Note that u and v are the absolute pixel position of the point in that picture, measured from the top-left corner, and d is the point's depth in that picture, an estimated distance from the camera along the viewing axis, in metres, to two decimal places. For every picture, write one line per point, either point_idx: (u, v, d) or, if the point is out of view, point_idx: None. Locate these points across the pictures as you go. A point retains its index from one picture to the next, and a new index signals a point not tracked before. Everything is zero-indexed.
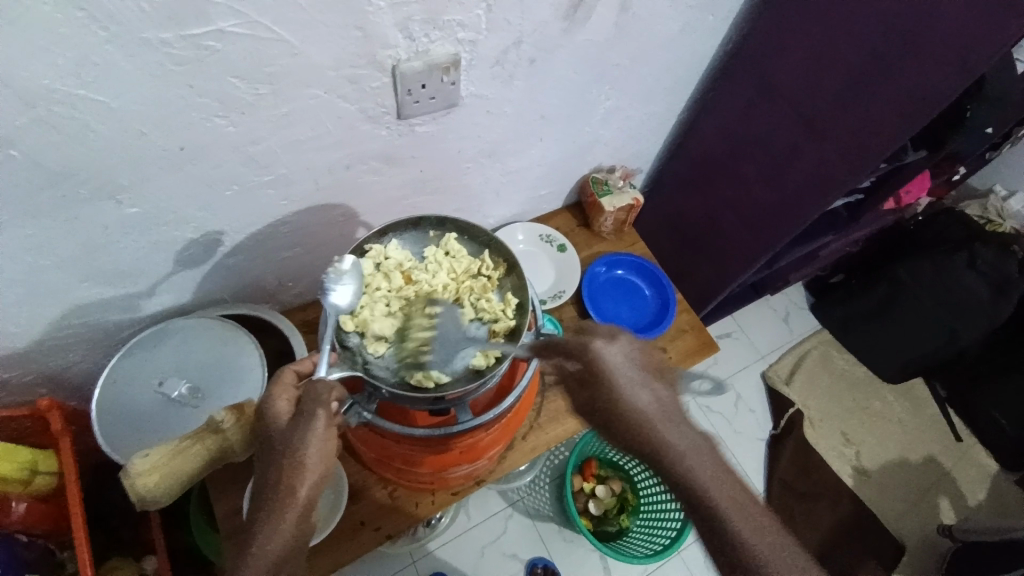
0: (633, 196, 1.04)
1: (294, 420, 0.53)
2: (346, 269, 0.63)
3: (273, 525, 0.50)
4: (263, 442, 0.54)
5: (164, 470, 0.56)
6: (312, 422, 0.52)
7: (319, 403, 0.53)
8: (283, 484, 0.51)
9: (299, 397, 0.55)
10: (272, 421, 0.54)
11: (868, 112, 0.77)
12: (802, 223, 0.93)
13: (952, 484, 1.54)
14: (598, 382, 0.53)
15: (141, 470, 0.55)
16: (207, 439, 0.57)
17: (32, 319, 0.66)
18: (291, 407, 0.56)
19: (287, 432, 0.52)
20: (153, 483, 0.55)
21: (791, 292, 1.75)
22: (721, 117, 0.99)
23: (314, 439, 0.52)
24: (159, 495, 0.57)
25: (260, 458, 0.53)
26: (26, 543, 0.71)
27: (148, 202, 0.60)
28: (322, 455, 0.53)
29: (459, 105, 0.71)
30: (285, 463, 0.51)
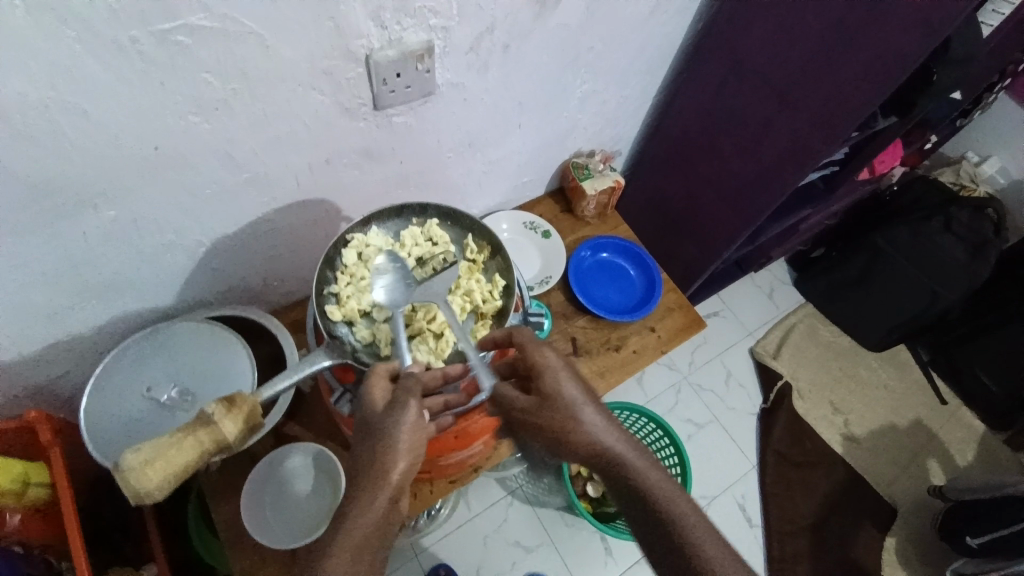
0: (614, 178, 1.05)
1: (388, 409, 0.56)
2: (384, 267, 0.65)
3: (365, 506, 0.53)
4: (361, 426, 0.57)
5: (163, 460, 0.51)
6: (406, 414, 0.55)
7: (410, 396, 0.56)
8: (377, 471, 0.54)
9: (395, 388, 0.57)
10: (369, 408, 0.56)
11: (839, 82, 0.79)
12: (779, 196, 0.95)
13: (940, 445, 1.58)
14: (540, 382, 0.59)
15: (137, 461, 0.50)
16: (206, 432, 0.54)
17: (15, 334, 0.65)
18: (386, 396, 0.57)
19: (381, 420, 0.55)
20: (152, 475, 0.50)
21: (775, 268, 1.78)
22: (694, 97, 1.00)
23: (406, 429, 0.55)
24: (157, 490, 0.51)
25: (359, 440, 0.56)
26: (25, 556, 0.72)
27: (127, 208, 0.60)
28: (411, 443, 0.55)
29: (436, 93, 0.71)
30: (379, 448, 0.54)
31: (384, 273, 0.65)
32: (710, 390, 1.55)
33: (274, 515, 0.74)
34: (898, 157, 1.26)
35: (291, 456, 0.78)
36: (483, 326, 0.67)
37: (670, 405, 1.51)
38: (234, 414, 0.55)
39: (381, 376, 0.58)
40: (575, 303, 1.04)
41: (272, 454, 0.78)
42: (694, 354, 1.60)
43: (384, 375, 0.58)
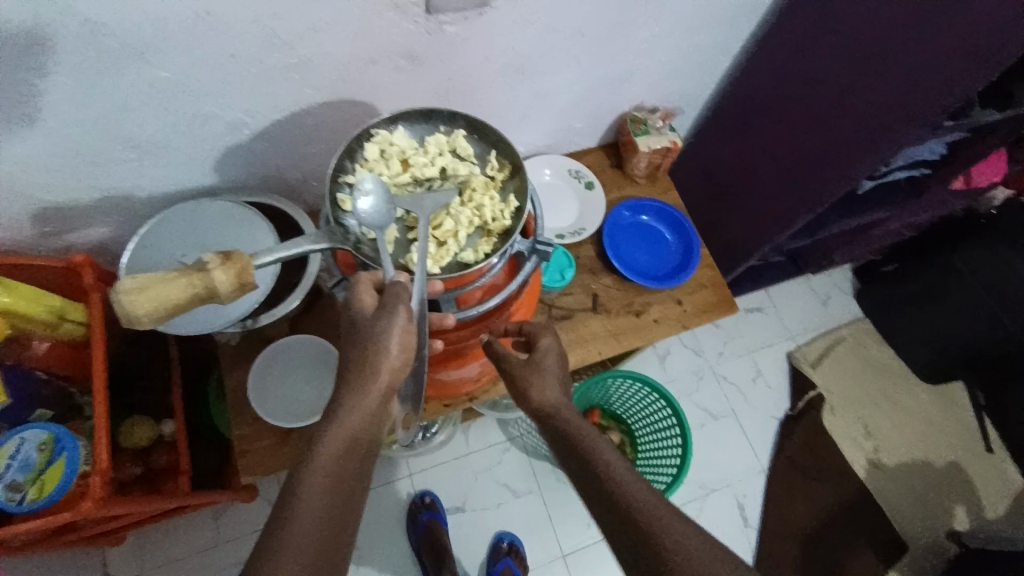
0: (671, 139, 1.00)
1: (375, 312, 0.54)
2: (367, 186, 0.61)
3: (355, 400, 0.53)
4: (349, 328, 0.55)
5: (154, 292, 0.53)
6: (394, 316, 0.53)
7: (399, 300, 0.54)
8: (363, 370, 0.52)
9: (383, 291, 0.55)
10: (357, 311, 0.55)
11: (934, 53, 0.70)
12: (848, 175, 0.88)
13: (972, 493, 1.46)
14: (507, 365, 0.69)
15: (131, 288, 0.52)
16: (194, 276, 0.53)
17: (71, 178, 0.71)
18: (374, 300, 0.56)
19: (370, 321, 0.53)
20: (141, 304, 0.52)
21: (835, 274, 1.66)
22: (771, 57, 0.92)
23: (394, 332, 0.53)
24: (146, 317, 0.53)
25: (346, 341, 0.54)
26: (46, 381, 0.78)
27: (177, 71, 0.62)
28: (403, 346, 0.53)
29: (491, 6, 0.69)
30: (369, 347, 0.52)
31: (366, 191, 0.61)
32: (734, 384, 1.49)
33: (272, 397, 0.79)
34: (998, 170, 1.18)
35: (298, 346, 0.83)
36: (487, 242, 0.65)
37: (689, 390, 1.47)
38: (226, 267, 0.54)
39: (368, 283, 0.56)
40: (604, 260, 1.02)
41: (276, 343, 0.82)
42: (725, 345, 1.54)
43: (370, 283, 0.57)
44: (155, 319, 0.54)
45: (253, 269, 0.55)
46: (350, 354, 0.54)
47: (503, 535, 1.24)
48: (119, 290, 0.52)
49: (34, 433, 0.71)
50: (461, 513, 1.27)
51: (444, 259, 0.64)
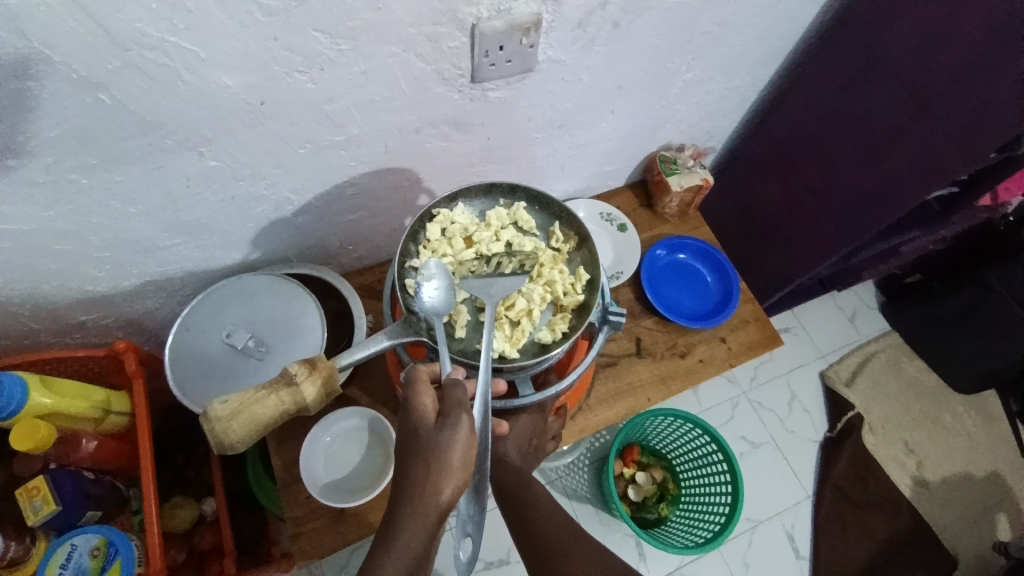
0: (703, 176, 0.98)
1: (439, 421, 0.51)
2: (432, 273, 0.60)
3: (416, 522, 0.48)
4: (405, 434, 0.52)
5: (245, 415, 0.52)
6: (458, 428, 0.49)
7: (462, 409, 0.51)
8: (426, 489, 0.48)
9: (444, 395, 0.53)
10: (418, 417, 0.51)
11: (989, 96, 0.70)
12: (893, 215, 0.87)
13: (1012, 503, 1.45)
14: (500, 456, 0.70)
15: (224, 415, 0.51)
16: (282, 389, 0.54)
17: (114, 265, 0.69)
18: (435, 404, 0.53)
19: (432, 432, 0.50)
20: (235, 429, 0.51)
21: (860, 290, 1.65)
22: (811, 92, 0.91)
23: (455, 447, 0.49)
24: (239, 442, 0.53)
25: (403, 453, 0.51)
26: (95, 479, 0.74)
27: (227, 156, 0.61)
28: (465, 460, 0.49)
29: (535, 70, 0.68)
30: (430, 462, 0.48)
31: (432, 279, 0.59)
32: (771, 410, 1.47)
33: (327, 474, 0.77)
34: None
35: (347, 417, 0.80)
36: (562, 319, 0.65)
37: (725, 418, 1.44)
38: (314, 376, 0.54)
39: (426, 380, 0.54)
40: (644, 302, 1.00)
41: (324, 417, 0.80)
42: (758, 370, 1.51)
43: (428, 380, 0.54)
44: (247, 442, 0.53)
45: (338, 373, 0.56)
46: (406, 463, 0.50)
47: None
48: (211, 415, 0.51)
49: (86, 537, 0.70)
50: (507, 565, 1.23)
51: (521, 340, 0.64)
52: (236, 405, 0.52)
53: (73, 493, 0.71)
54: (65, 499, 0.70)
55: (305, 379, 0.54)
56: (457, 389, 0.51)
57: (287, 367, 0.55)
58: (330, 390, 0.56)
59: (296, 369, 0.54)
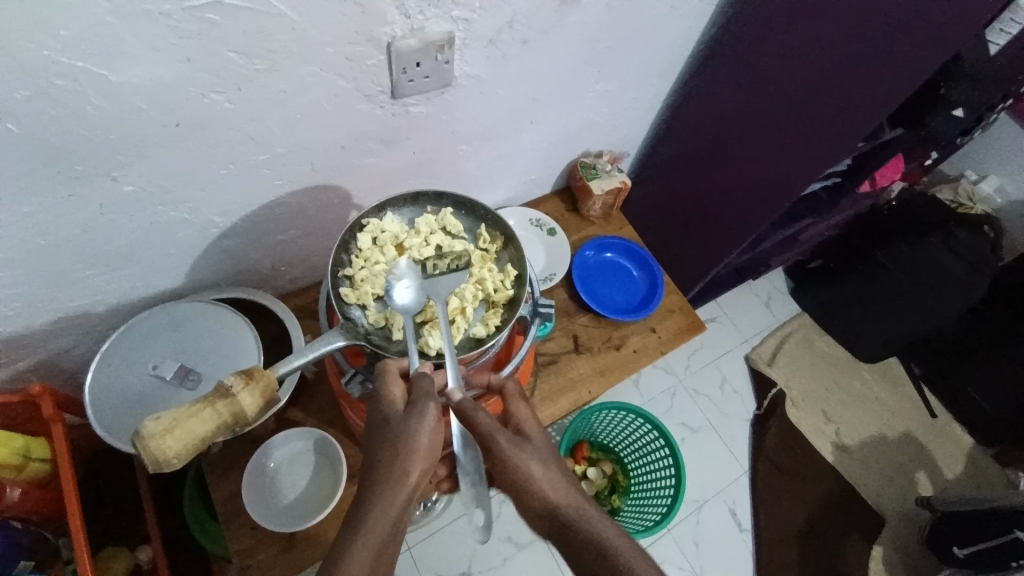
0: (622, 178, 1.06)
1: (407, 409, 0.54)
2: (402, 273, 0.66)
3: (385, 505, 0.49)
4: (373, 421, 0.54)
5: (181, 430, 0.51)
6: (426, 414, 0.53)
7: (430, 397, 0.54)
8: (397, 471, 0.50)
9: (411, 386, 0.56)
10: (386, 405, 0.54)
11: (849, 93, 0.81)
12: (787, 200, 0.97)
13: (924, 457, 1.60)
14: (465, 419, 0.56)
15: (157, 431, 0.50)
16: (219, 402, 0.53)
17: (23, 303, 0.65)
18: (402, 395, 0.56)
19: (405, 418, 0.53)
20: (170, 445, 0.50)
21: (773, 277, 1.80)
22: (706, 98, 1.01)
23: (424, 430, 0.52)
24: (175, 459, 0.51)
25: (372, 440, 0.53)
26: (22, 529, 0.71)
27: (144, 181, 0.61)
28: (431, 444, 0.52)
29: (453, 85, 0.72)
30: (399, 445, 0.51)
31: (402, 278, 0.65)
32: (706, 395, 1.56)
33: (277, 500, 0.75)
34: (898, 172, 1.29)
35: (293, 439, 0.79)
36: (494, 314, 0.68)
37: (666, 407, 1.52)
38: (251, 386, 0.54)
39: (394, 373, 0.57)
40: (578, 300, 1.05)
41: (266, 442, 0.78)
42: (691, 358, 1.61)
43: (397, 372, 0.57)
44: (183, 458, 0.52)
45: (275, 382, 0.56)
46: (374, 449, 0.52)
47: None
48: (144, 434, 0.50)
49: None
50: None
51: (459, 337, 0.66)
52: (171, 421, 0.51)
53: (5, 543, 0.68)
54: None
55: (242, 390, 0.54)
56: (424, 379, 0.55)
57: (222, 381, 0.55)
58: (269, 399, 0.56)
59: (232, 380, 0.54)
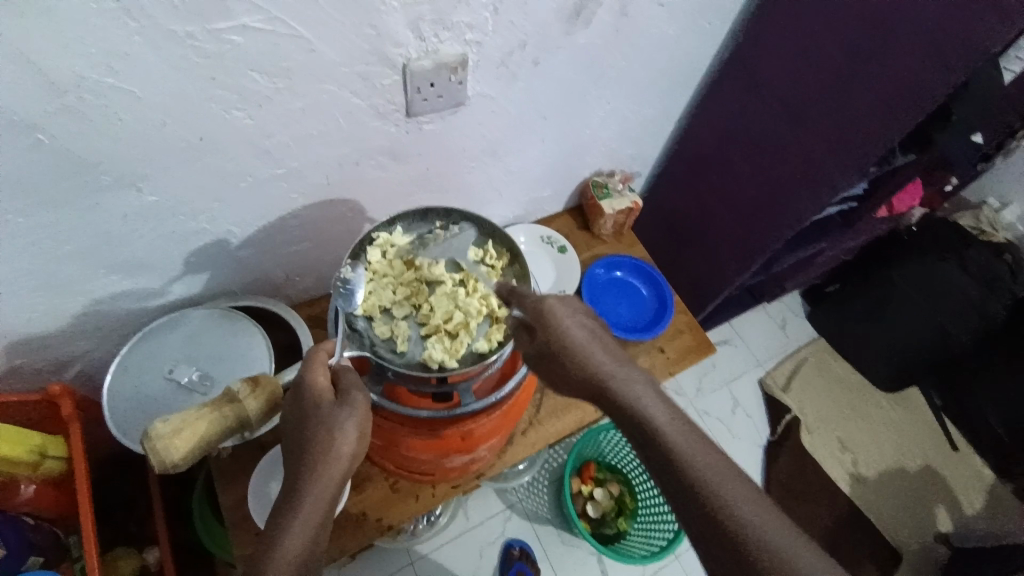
0: (633, 200, 1.07)
1: (336, 396, 0.56)
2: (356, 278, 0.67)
3: (318, 490, 0.53)
4: (299, 407, 0.56)
5: (189, 432, 0.52)
6: (354, 405, 0.56)
7: (357, 387, 0.57)
8: (325, 456, 0.53)
9: (338, 373, 0.58)
10: (313, 392, 0.56)
11: (853, 112, 0.82)
12: (798, 219, 0.96)
13: (945, 489, 1.55)
14: (557, 347, 0.59)
15: (165, 432, 0.51)
16: (224, 406, 0.55)
17: (47, 307, 0.68)
18: (329, 382, 0.57)
19: (329, 409, 0.55)
20: (178, 447, 0.51)
21: (788, 300, 1.78)
22: (714, 116, 1.02)
23: (350, 420, 0.55)
24: (181, 462, 0.52)
25: (298, 425, 0.55)
26: (34, 526, 0.73)
27: (165, 192, 0.63)
28: (361, 427, 0.56)
29: (465, 104, 0.75)
30: (328, 432, 0.54)
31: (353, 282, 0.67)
32: (717, 418, 1.54)
33: None
34: (918, 197, 1.28)
35: None
36: (497, 330, 0.67)
37: None
38: (257, 393, 0.56)
39: (322, 360, 0.58)
40: None
41: (270, 450, 0.79)
42: (702, 381, 1.60)
43: (324, 360, 0.58)
44: (189, 462, 0.53)
45: (280, 390, 0.58)
46: (303, 435, 0.55)
47: (514, 542, 1.26)
48: (151, 434, 0.51)
49: None
50: None
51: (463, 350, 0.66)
52: (179, 423, 0.52)
53: (15, 539, 0.71)
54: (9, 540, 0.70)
55: (247, 396, 0.56)
56: (351, 372, 0.58)
57: (229, 387, 0.56)
58: (272, 408, 0.57)
59: (240, 386, 0.56)
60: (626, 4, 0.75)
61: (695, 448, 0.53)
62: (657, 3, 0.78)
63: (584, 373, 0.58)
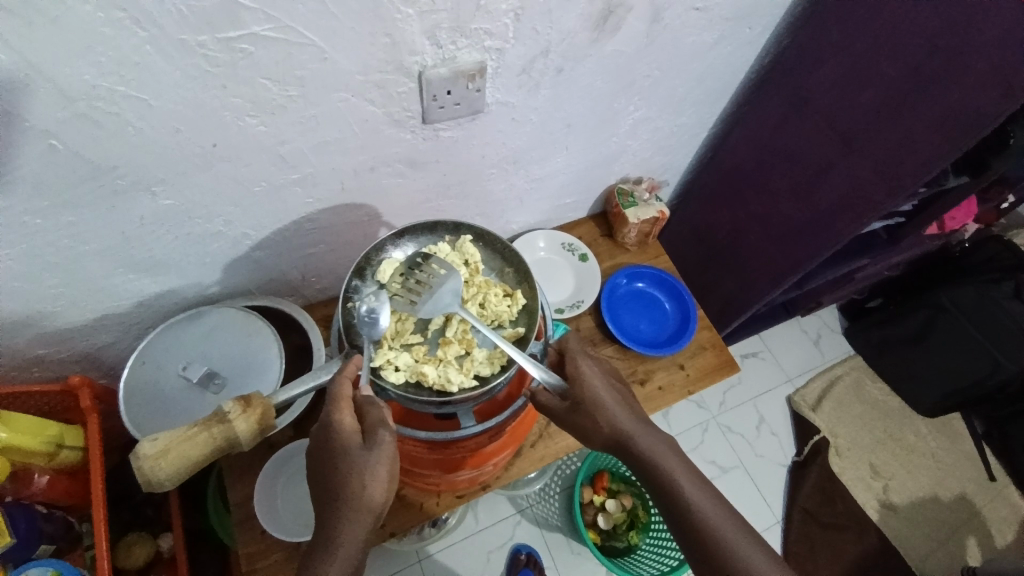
0: (659, 209, 1.02)
1: (362, 440, 0.55)
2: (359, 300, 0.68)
3: (350, 536, 0.53)
4: (327, 449, 0.55)
5: (176, 453, 0.52)
6: (383, 447, 0.54)
7: (382, 426, 0.55)
8: (356, 500, 0.53)
9: (363, 414, 0.57)
10: (336, 433, 0.55)
11: (902, 135, 0.76)
12: (836, 241, 0.92)
13: (980, 522, 1.46)
14: (579, 388, 0.61)
15: (151, 453, 0.51)
16: (213, 425, 0.54)
17: (67, 302, 0.70)
18: (354, 421, 0.57)
19: (356, 453, 0.54)
20: (164, 468, 0.52)
21: (823, 314, 1.70)
22: (752, 131, 0.97)
23: (380, 465, 0.54)
24: (167, 480, 0.53)
25: (325, 465, 0.55)
26: (47, 515, 0.79)
27: (180, 197, 0.64)
28: (390, 468, 0.55)
29: (484, 112, 0.72)
30: (357, 479, 0.53)
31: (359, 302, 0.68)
32: (740, 434, 1.50)
33: (289, 507, 0.77)
34: (971, 215, 1.17)
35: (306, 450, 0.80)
36: (501, 353, 0.67)
37: (695, 443, 1.47)
38: (248, 413, 0.55)
39: (347, 398, 0.57)
40: (604, 330, 1.02)
41: (274, 455, 0.80)
42: (726, 395, 1.55)
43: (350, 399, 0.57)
44: (176, 480, 0.53)
45: (274, 410, 0.56)
46: (330, 475, 0.55)
47: (521, 548, 1.24)
48: (139, 441, 0.52)
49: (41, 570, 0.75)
50: None
51: (471, 372, 0.66)
52: (167, 438, 0.53)
53: (26, 530, 0.76)
54: (19, 535, 0.76)
55: (237, 416, 0.54)
56: (376, 409, 0.56)
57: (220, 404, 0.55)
58: (263, 430, 0.55)
59: (229, 405, 0.55)
60: (658, 10, 0.71)
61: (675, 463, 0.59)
62: (693, 8, 0.74)
63: (596, 408, 0.60)
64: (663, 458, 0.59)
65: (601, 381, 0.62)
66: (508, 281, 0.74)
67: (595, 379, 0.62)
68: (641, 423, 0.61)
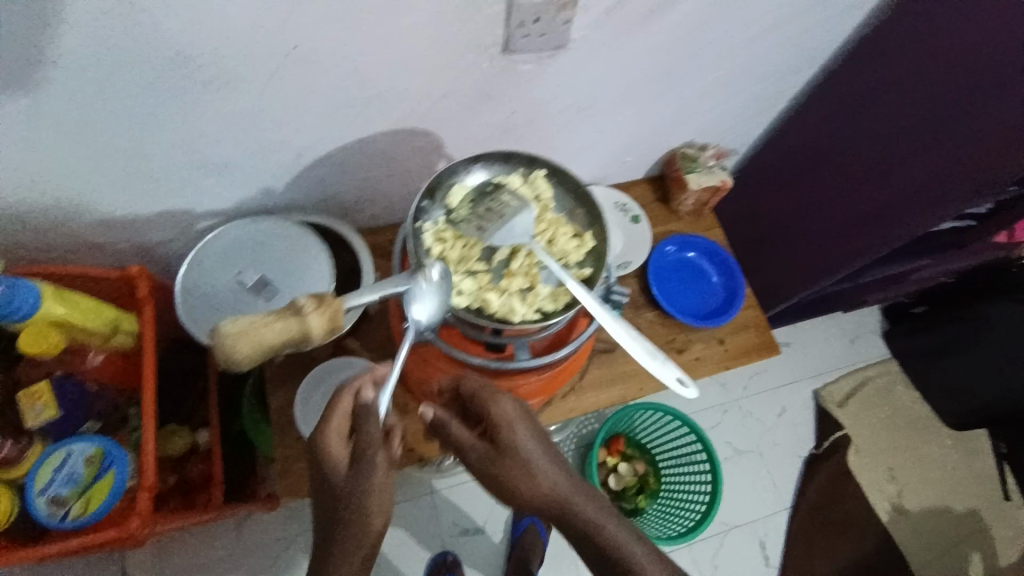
0: (722, 178, 0.99)
1: (352, 468, 0.55)
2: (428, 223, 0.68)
3: (355, 551, 0.56)
4: (322, 474, 0.57)
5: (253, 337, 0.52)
6: (369, 474, 0.55)
7: (372, 450, 0.55)
8: (354, 524, 0.55)
9: (349, 438, 0.57)
10: (327, 462, 0.56)
11: (997, 128, 0.74)
12: (902, 234, 0.90)
13: (988, 539, 1.45)
14: (505, 455, 0.59)
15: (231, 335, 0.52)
16: (288, 317, 0.54)
17: (134, 191, 0.71)
18: (343, 440, 0.58)
19: (342, 482, 0.55)
20: (241, 351, 0.52)
21: (864, 313, 1.66)
22: (831, 109, 0.94)
23: (368, 489, 0.55)
24: (242, 363, 0.53)
25: (323, 492, 0.57)
26: (97, 394, 0.84)
27: (255, 98, 0.63)
28: (382, 490, 0.56)
29: (567, 48, 0.69)
30: (351, 511, 0.55)
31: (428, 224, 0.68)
32: (760, 420, 1.49)
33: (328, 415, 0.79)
34: None
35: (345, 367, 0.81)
36: (565, 291, 0.67)
37: (714, 422, 1.47)
38: (322, 310, 0.55)
39: (333, 430, 0.57)
40: (647, 295, 1.00)
41: (315, 367, 0.82)
42: (751, 380, 1.53)
43: (337, 428, 0.57)
44: (249, 364, 0.54)
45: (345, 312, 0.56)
46: (327, 500, 0.57)
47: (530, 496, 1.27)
48: (221, 323, 0.53)
49: (83, 446, 0.78)
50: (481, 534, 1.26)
51: (535, 305, 0.66)
52: (246, 324, 0.53)
53: (72, 403, 0.80)
54: (64, 409, 0.80)
55: (312, 311, 0.54)
56: (367, 429, 0.55)
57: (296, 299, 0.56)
58: (334, 329, 0.55)
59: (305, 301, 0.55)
60: None
61: (611, 528, 0.58)
62: None
63: (522, 479, 0.58)
64: (602, 524, 0.59)
65: (533, 445, 0.59)
66: (577, 222, 0.72)
67: (529, 445, 0.59)
68: (574, 487, 0.60)
